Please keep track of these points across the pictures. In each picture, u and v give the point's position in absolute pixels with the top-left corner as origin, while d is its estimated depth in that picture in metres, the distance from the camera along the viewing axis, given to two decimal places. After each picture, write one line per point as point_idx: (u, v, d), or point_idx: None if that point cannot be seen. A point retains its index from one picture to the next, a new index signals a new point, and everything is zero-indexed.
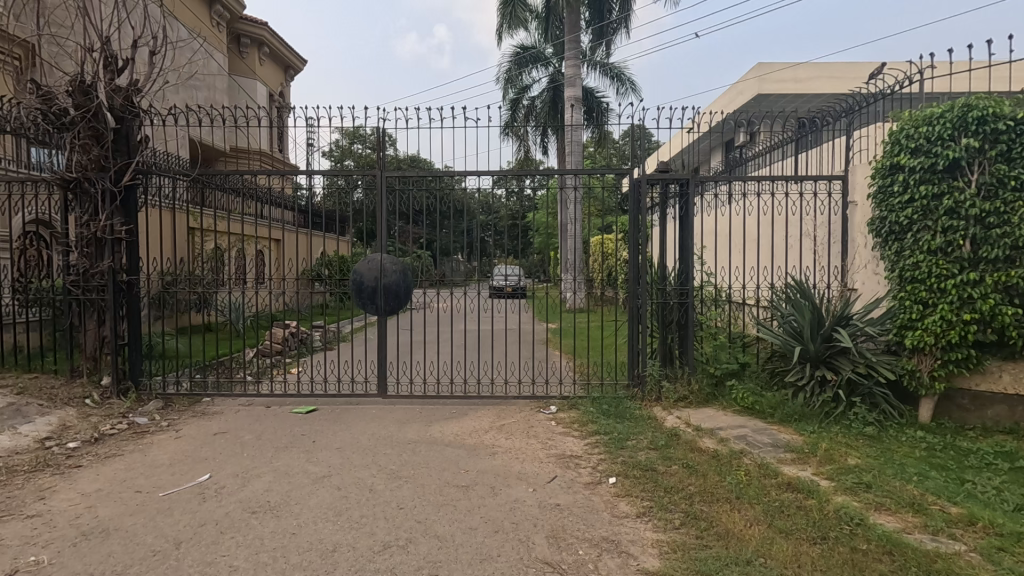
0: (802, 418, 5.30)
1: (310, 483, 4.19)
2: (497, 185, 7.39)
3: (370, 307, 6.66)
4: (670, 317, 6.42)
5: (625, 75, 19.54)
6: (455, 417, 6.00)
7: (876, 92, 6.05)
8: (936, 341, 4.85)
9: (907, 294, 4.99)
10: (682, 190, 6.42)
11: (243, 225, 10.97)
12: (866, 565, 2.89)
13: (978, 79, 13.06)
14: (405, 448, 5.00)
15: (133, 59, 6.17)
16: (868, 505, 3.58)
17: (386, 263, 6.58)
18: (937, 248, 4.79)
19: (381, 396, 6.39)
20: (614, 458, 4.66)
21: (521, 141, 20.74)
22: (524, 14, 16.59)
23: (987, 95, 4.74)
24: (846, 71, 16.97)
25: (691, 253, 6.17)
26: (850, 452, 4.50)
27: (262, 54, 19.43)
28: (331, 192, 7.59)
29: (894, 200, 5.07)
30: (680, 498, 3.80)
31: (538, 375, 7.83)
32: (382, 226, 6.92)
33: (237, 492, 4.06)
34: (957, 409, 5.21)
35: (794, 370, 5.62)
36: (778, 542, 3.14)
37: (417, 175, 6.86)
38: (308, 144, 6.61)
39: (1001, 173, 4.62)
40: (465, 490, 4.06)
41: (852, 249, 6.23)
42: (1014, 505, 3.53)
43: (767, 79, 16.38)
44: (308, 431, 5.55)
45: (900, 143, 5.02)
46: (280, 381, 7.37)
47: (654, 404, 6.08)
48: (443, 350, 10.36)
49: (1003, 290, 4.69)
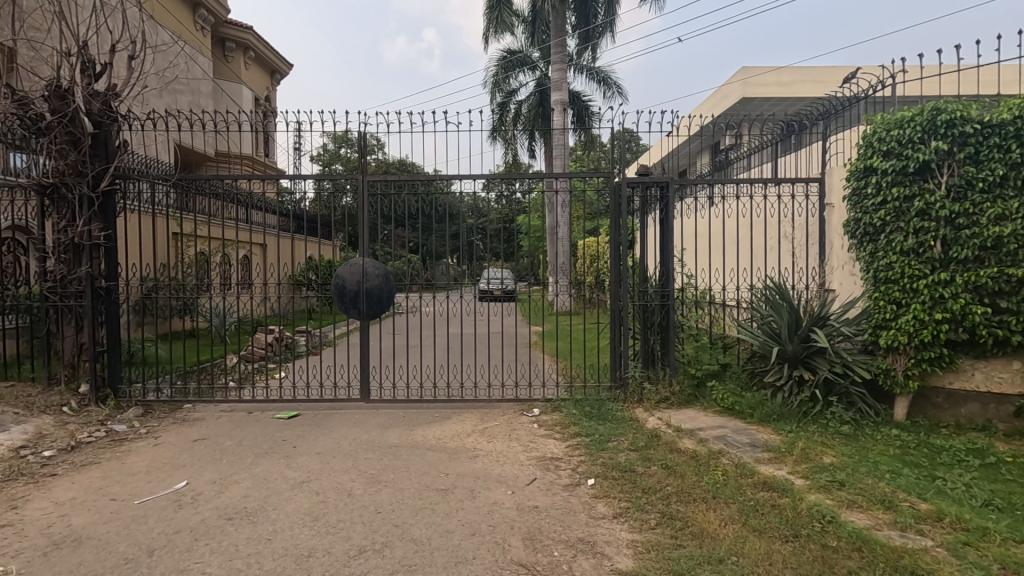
0: (780, 418, 5.36)
1: (289, 489, 4.18)
2: (486, 189, 7.40)
3: (352, 310, 6.64)
4: (651, 319, 6.45)
5: (611, 79, 19.66)
6: (438, 420, 6.01)
7: (852, 96, 6.15)
8: (909, 340, 4.94)
9: (881, 294, 5.07)
10: (663, 194, 6.47)
11: (227, 230, 10.90)
12: (835, 561, 2.93)
13: (953, 83, 13.32)
14: (387, 452, 5.00)
15: (111, 63, 6.12)
16: (841, 503, 3.63)
17: (368, 267, 6.57)
18: (909, 249, 4.89)
19: (364, 399, 6.37)
20: (594, 459, 4.68)
21: (508, 144, 20.79)
22: (510, 18, 16.64)
23: (955, 98, 4.83)
24: (829, 75, 17.21)
25: (672, 255, 6.21)
26: (825, 451, 4.56)
27: (248, 58, 19.35)
28: (317, 196, 7.57)
29: (868, 202, 5.17)
30: (658, 499, 3.83)
31: (523, 378, 7.86)
32: (366, 231, 6.88)
33: (215, 498, 4.03)
34: (932, 407, 5.30)
35: (772, 370, 5.69)
36: (751, 541, 3.17)
37: (406, 180, 6.83)
38: (296, 149, 6.59)
39: (970, 175, 4.70)
40: (443, 494, 4.06)
41: (830, 250, 6.31)
42: (982, 500, 3.59)
43: (751, 83, 16.57)
44: (289, 436, 5.52)
45: (873, 146, 5.13)
46: (263, 386, 7.32)
47: (635, 406, 6.12)
48: (428, 354, 10.36)
49: (974, 290, 4.76)
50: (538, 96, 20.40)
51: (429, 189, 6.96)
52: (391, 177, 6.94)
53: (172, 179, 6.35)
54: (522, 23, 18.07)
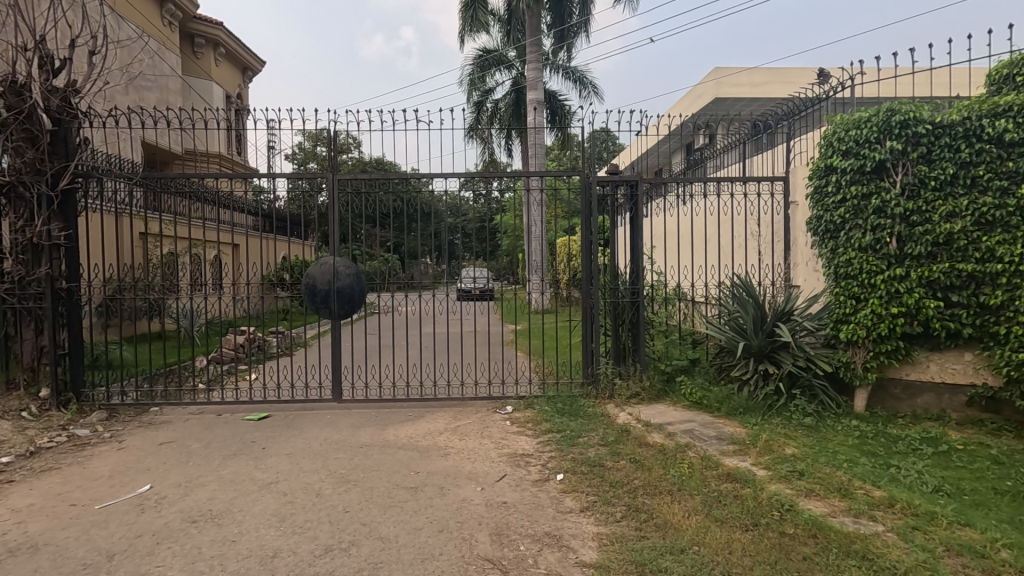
0: (746, 411, 5.49)
1: (256, 490, 4.13)
2: (463, 188, 7.33)
3: (323, 310, 6.58)
4: (622, 316, 6.56)
5: (587, 79, 19.80)
6: (411, 419, 6.00)
7: (814, 97, 6.32)
8: (868, 334, 5.10)
9: (841, 290, 5.25)
10: (633, 192, 6.55)
11: (196, 230, 10.68)
12: (792, 548, 3.02)
13: (911, 85, 13.82)
14: (357, 451, 4.97)
15: (71, 58, 5.93)
16: (800, 492, 3.75)
17: (339, 267, 6.51)
18: (866, 245, 5.07)
19: (336, 400, 6.33)
20: (564, 455, 4.73)
21: (485, 143, 20.80)
22: (485, 17, 16.60)
23: (909, 100, 5.01)
24: (797, 76, 17.64)
25: (642, 254, 6.29)
26: (788, 442, 4.69)
27: (218, 55, 18.99)
28: (291, 195, 7.44)
29: (829, 200, 5.35)
30: (624, 492, 3.89)
31: (497, 376, 7.91)
32: (337, 229, 6.71)
33: (179, 501, 3.97)
34: (890, 399, 5.48)
35: (739, 365, 5.83)
36: (713, 531, 3.25)
37: (381, 177, 6.64)
38: (269, 146, 6.50)
39: (922, 174, 4.87)
40: (413, 492, 4.06)
41: (794, 247, 6.49)
42: (932, 486, 3.74)
43: (723, 83, 16.86)
44: (259, 438, 5.45)
45: (833, 145, 5.30)
46: (232, 388, 7.21)
47: (606, 402, 6.18)
48: (404, 353, 10.35)
49: (928, 285, 4.94)
50: (514, 95, 20.45)
51: (405, 188, 6.85)
52: (365, 175, 6.70)
53: (136, 176, 6.13)
54: (498, 22, 18.07)
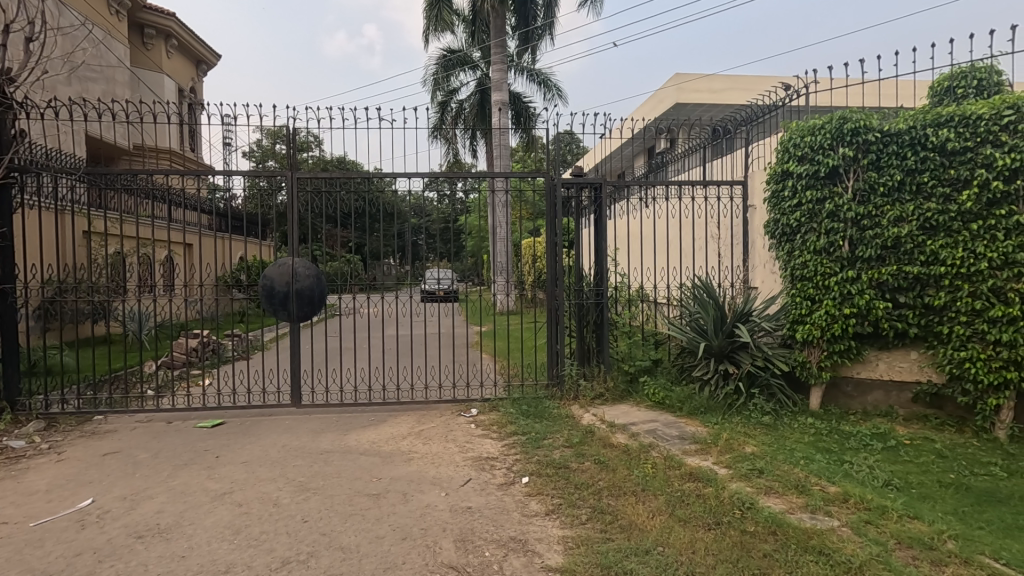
0: (707, 411, 5.60)
1: (209, 501, 3.95)
2: (428, 188, 7.21)
3: (281, 313, 6.35)
4: (587, 317, 6.59)
5: (551, 81, 19.90)
6: (373, 424, 5.87)
7: (771, 104, 6.50)
8: (822, 334, 5.29)
9: (797, 291, 5.44)
10: (597, 195, 6.58)
11: (145, 229, 10.19)
12: (753, 546, 3.07)
13: (859, 95, 14.45)
14: (317, 458, 4.83)
15: (4, 45, 5.50)
16: (759, 490, 3.83)
17: (298, 267, 6.31)
18: (821, 248, 5.26)
19: (294, 405, 6.14)
20: (529, 457, 4.70)
21: (449, 143, 20.66)
22: (449, 17, 16.46)
23: (860, 109, 5.21)
24: (753, 84, 18.21)
25: (607, 255, 6.32)
26: (747, 440, 4.79)
27: (169, 47, 18.24)
28: (249, 194, 7.14)
29: (785, 204, 5.53)
30: (589, 494, 3.89)
31: (462, 378, 7.84)
32: (295, 228, 6.48)
33: (124, 515, 3.75)
34: (843, 396, 5.69)
35: (700, 365, 5.94)
36: (677, 531, 3.27)
37: (342, 177, 6.45)
38: (224, 143, 6.23)
39: (872, 180, 5.08)
40: (375, 499, 3.96)
41: (753, 250, 6.67)
42: (883, 481, 3.88)
43: (684, 89, 17.23)
44: (212, 446, 5.22)
45: (790, 151, 5.48)
46: (184, 394, 6.91)
47: (571, 403, 6.20)
48: (367, 356, 10.15)
49: (877, 287, 5.14)
50: (479, 96, 20.36)
51: (368, 188, 6.67)
52: (325, 174, 6.47)
53: (78, 172, 5.81)
54: (462, 22, 17.94)
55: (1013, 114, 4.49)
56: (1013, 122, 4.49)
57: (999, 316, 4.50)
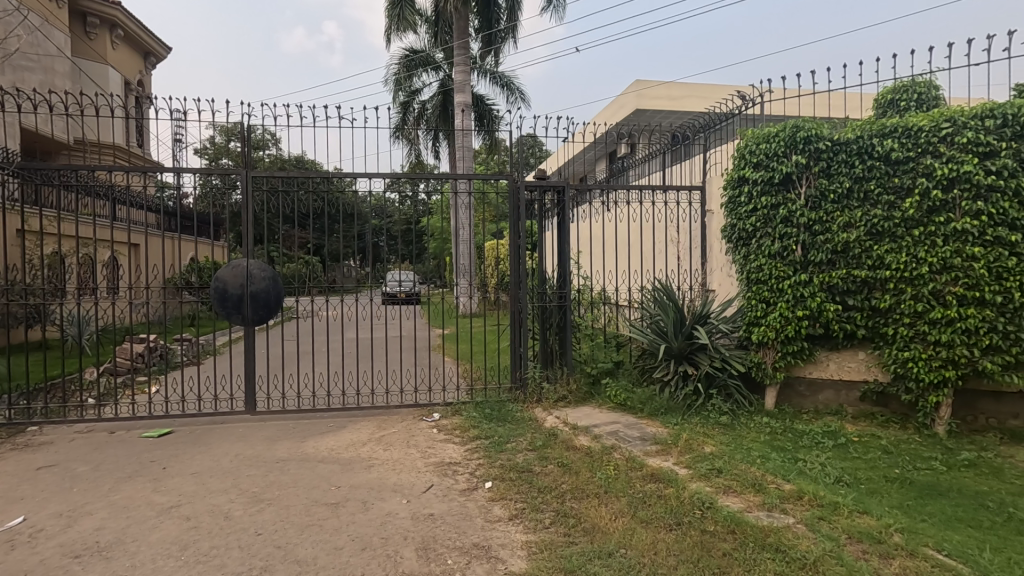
0: (667, 411, 5.69)
1: (154, 516, 3.74)
2: (389, 189, 7.06)
3: (235, 317, 6.12)
4: (550, 319, 6.59)
5: (515, 84, 19.94)
6: (332, 430, 5.70)
7: (728, 112, 6.66)
8: (776, 336, 5.47)
9: (753, 294, 5.60)
10: (560, 198, 6.58)
11: (87, 228, 9.65)
12: (713, 545, 3.12)
13: (809, 105, 15.06)
14: (272, 467, 4.65)
15: None
16: (718, 489, 3.90)
17: (252, 269, 6.09)
18: (775, 252, 5.44)
19: (249, 412, 5.92)
20: (492, 462, 4.66)
21: (411, 144, 20.44)
22: (411, 17, 16.27)
23: (811, 118, 5.41)
24: (710, 92, 18.73)
25: (570, 258, 6.35)
26: (706, 440, 4.89)
27: (114, 37, 17.37)
28: (202, 192, 6.84)
29: (741, 209, 5.69)
30: (552, 498, 3.88)
31: (424, 383, 7.73)
32: (249, 229, 6.23)
33: (59, 534, 3.51)
34: (796, 396, 5.89)
35: (661, 367, 6.03)
36: (639, 533, 3.30)
37: (300, 176, 6.24)
38: (174, 139, 5.94)
39: (823, 187, 5.28)
40: (334, 508, 3.84)
41: (711, 254, 6.83)
42: (835, 477, 4.02)
43: (644, 95, 17.58)
44: (159, 457, 4.96)
45: (746, 158, 5.65)
46: (128, 402, 6.55)
47: (534, 406, 6.20)
48: (325, 360, 9.90)
49: (828, 289, 5.35)
50: (441, 97, 20.21)
51: (327, 188, 6.49)
52: (281, 173, 6.25)
53: (9, 167, 5.43)
54: (424, 23, 17.79)
55: (950, 126, 4.71)
56: (951, 134, 4.71)
57: (939, 318, 4.72)
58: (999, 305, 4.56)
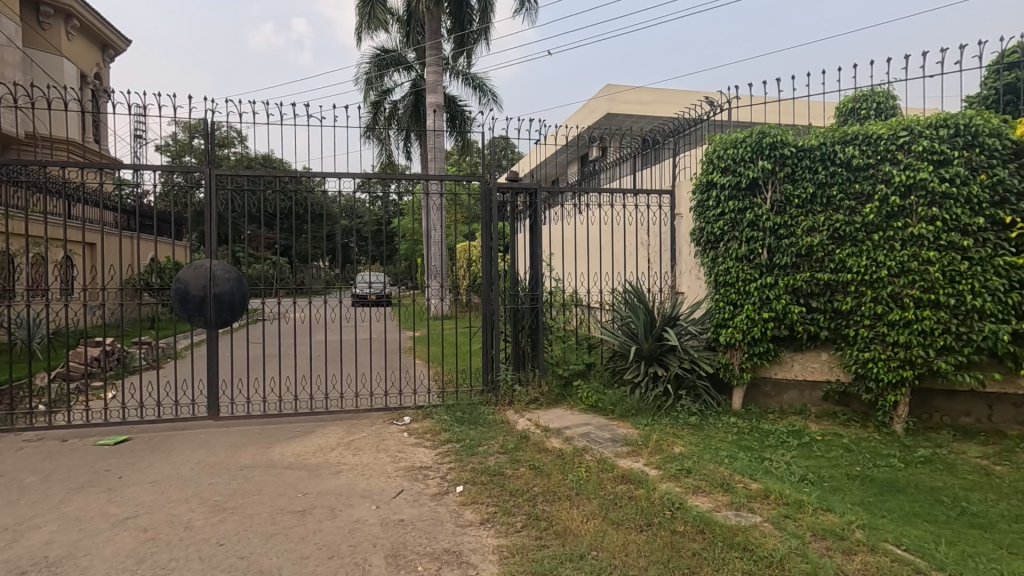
0: (638, 412, 5.74)
1: (108, 528, 3.58)
2: (359, 189, 6.94)
3: (197, 319, 5.92)
4: (522, 322, 6.57)
5: (487, 86, 19.93)
6: (298, 436, 5.57)
7: (697, 117, 6.77)
8: (743, 337, 5.58)
9: (721, 296, 5.70)
10: (532, 200, 6.57)
11: (39, 226, 9.23)
12: (683, 546, 3.15)
13: (774, 111, 15.49)
14: (236, 475, 4.51)
15: None
16: (688, 489, 3.95)
17: (216, 271, 5.91)
18: (742, 255, 5.55)
19: (211, 418, 5.73)
20: (464, 465, 4.62)
21: (383, 144, 20.21)
22: (383, 16, 16.10)
23: (777, 125, 5.54)
24: (680, 97, 19.07)
25: (542, 260, 6.35)
26: (676, 441, 4.95)
27: (69, 28, 16.68)
28: (164, 190, 6.60)
29: (710, 213, 5.79)
30: (524, 501, 3.86)
31: (395, 386, 7.64)
32: (212, 229, 6.03)
33: (4, 549, 3.32)
34: (762, 396, 6.01)
35: (631, 368, 6.08)
36: (610, 534, 3.31)
37: (267, 174, 6.08)
38: (134, 135, 5.73)
39: (787, 192, 5.41)
40: (300, 516, 3.73)
41: (680, 257, 6.94)
42: (799, 476, 4.11)
43: (615, 99, 17.77)
44: (114, 466, 4.76)
45: (714, 163, 5.76)
46: (82, 409, 6.27)
47: (506, 408, 6.18)
48: (293, 364, 9.68)
49: (793, 292, 5.47)
50: (413, 98, 20.05)
51: (296, 188, 6.34)
52: (247, 171, 6.07)
53: None
54: (396, 22, 17.64)
55: (907, 135, 4.89)
56: (907, 143, 4.90)
57: (897, 319, 4.89)
58: (952, 308, 4.74)
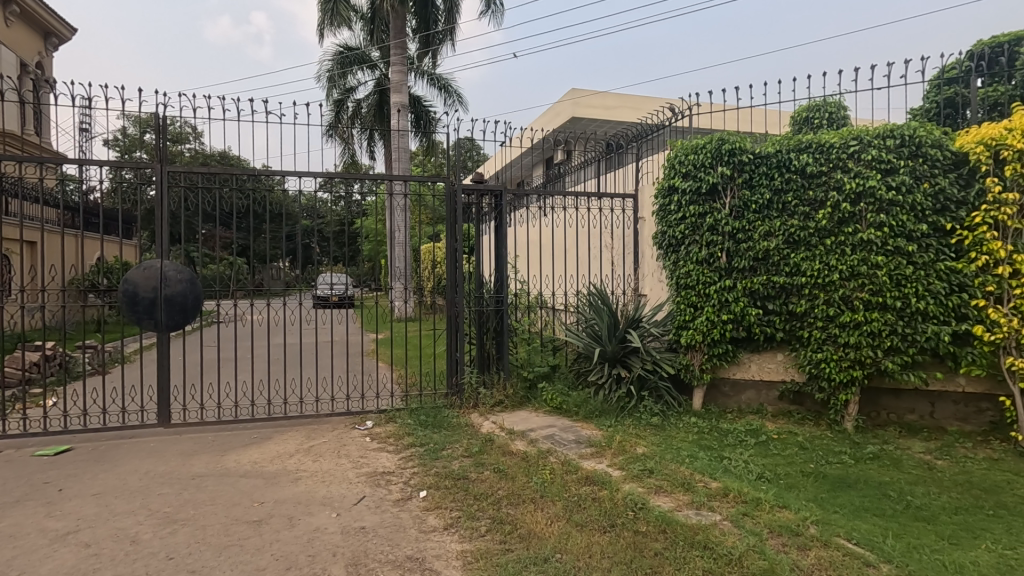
0: (602, 414, 5.79)
1: (47, 544, 3.37)
2: (321, 189, 6.77)
3: (147, 322, 5.65)
4: (486, 324, 6.54)
5: (452, 87, 19.83)
6: (255, 442, 5.38)
7: (659, 123, 6.89)
8: (703, 339, 5.71)
9: (681, 299, 5.81)
10: (497, 203, 6.55)
11: None
12: (645, 545, 3.19)
13: (732, 119, 15.94)
14: (188, 484, 4.32)
15: None
16: (650, 490, 4.00)
17: (167, 271, 5.66)
18: (702, 259, 5.67)
19: (161, 425, 5.48)
20: (427, 470, 4.55)
21: (345, 143, 19.84)
22: (347, 13, 15.84)
23: (735, 132, 5.69)
24: (643, 103, 19.41)
25: (507, 262, 6.34)
26: (639, 441, 5.02)
27: (8, 14, 15.75)
28: (113, 187, 6.30)
29: (671, 217, 5.90)
30: (488, 504, 3.83)
31: (357, 391, 7.49)
32: (163, 228, 5.78)
33: None
34: (722, 396, 6.15)
35: (595, 370, 6.14)
36: (574, 536, 3.32)
37: (223, 171, 5.87)
38: (79, 128, 5.43)
39: (745, 198, 5.57)
40: (256, 526, 3.60)
41: (643, 260, 7.04)
42: (756, 474, 4.22)
43: (579, 103, 17.96)
44: (54, 478, 4.49)
45: (675, 168, 5.88)
46: (19, 419, 5.90)
47: (470, 411, 6.15)
48: (250, 368, 9.38)
49: (750, 295, 5.63)
50: (377, 97, 19.77)
51: (254, 187, 6.13)
52: (203, 168, 5.84)
53: None
54: (360, 20, 17.36)
55: (857, 144, 5.11)
56: (857, 152, 5.11)
57: (848, 321, 5.09)
58: (898, 309, 4.97)
